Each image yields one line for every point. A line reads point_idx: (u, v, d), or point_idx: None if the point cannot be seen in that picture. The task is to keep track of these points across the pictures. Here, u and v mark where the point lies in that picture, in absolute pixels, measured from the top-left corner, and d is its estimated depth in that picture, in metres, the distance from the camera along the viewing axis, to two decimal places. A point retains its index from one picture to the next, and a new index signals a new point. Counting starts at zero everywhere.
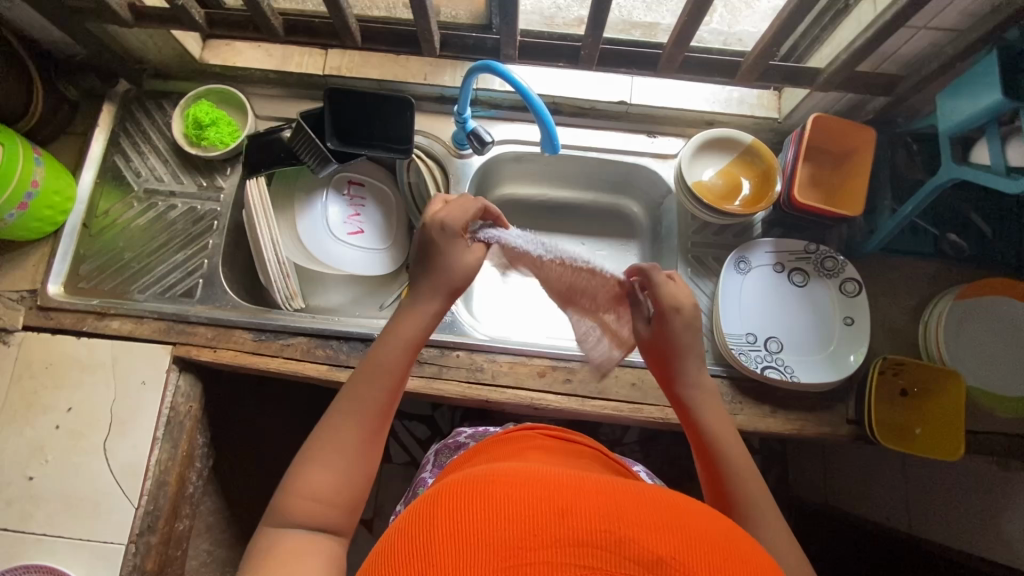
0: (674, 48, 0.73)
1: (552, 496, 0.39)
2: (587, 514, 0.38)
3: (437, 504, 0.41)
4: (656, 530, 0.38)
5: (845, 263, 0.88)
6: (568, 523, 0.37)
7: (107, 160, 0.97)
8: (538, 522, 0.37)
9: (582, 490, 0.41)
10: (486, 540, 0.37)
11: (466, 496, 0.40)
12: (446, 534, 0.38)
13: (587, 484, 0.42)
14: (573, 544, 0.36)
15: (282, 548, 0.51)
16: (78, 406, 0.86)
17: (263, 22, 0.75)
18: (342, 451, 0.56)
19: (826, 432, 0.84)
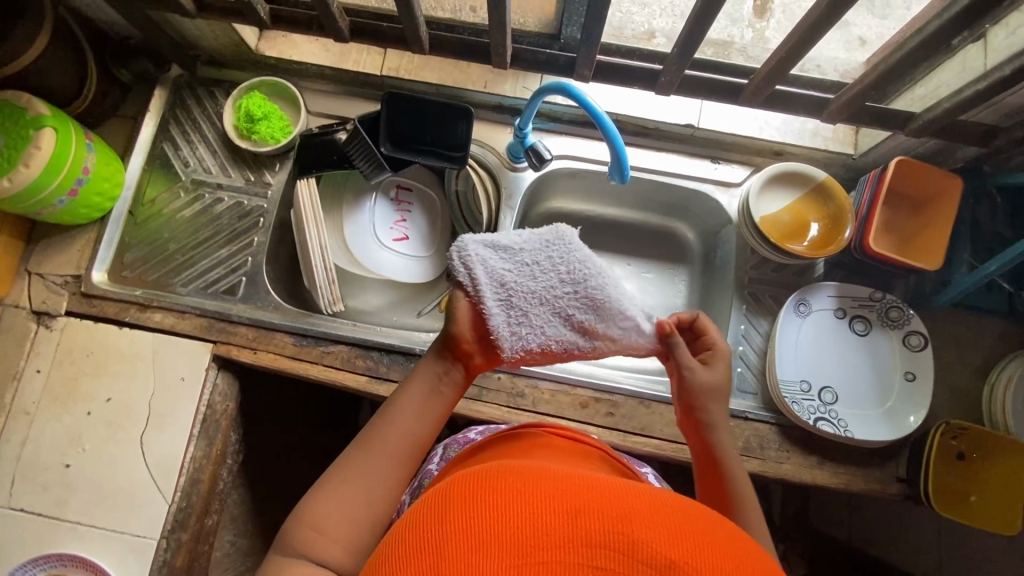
0: (765, 81, 0.69)
1: (564, 496, 0.39)
2: (598, 515, 0.37)
3: (450, 500, 0.40)
4: (672, 536, 0.37)
5: (912, 315, 0.84)
6: (579, 524, 0.36)
7: (156, 147, 0.95)
8: (547, 522, 0.36)
9: (596, 491, 0.40)
10: (495, 537, 0.36)
11: (478, 492, 0.40)
12: (456, 532, 0.37)
13: (602, 485, 0.41)
14: (583, 544, 0.35)
15: None
16: (117, 398, 0.86)
17: (330, 23, 0.71)
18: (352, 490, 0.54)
19: (874, 489, 0.81)
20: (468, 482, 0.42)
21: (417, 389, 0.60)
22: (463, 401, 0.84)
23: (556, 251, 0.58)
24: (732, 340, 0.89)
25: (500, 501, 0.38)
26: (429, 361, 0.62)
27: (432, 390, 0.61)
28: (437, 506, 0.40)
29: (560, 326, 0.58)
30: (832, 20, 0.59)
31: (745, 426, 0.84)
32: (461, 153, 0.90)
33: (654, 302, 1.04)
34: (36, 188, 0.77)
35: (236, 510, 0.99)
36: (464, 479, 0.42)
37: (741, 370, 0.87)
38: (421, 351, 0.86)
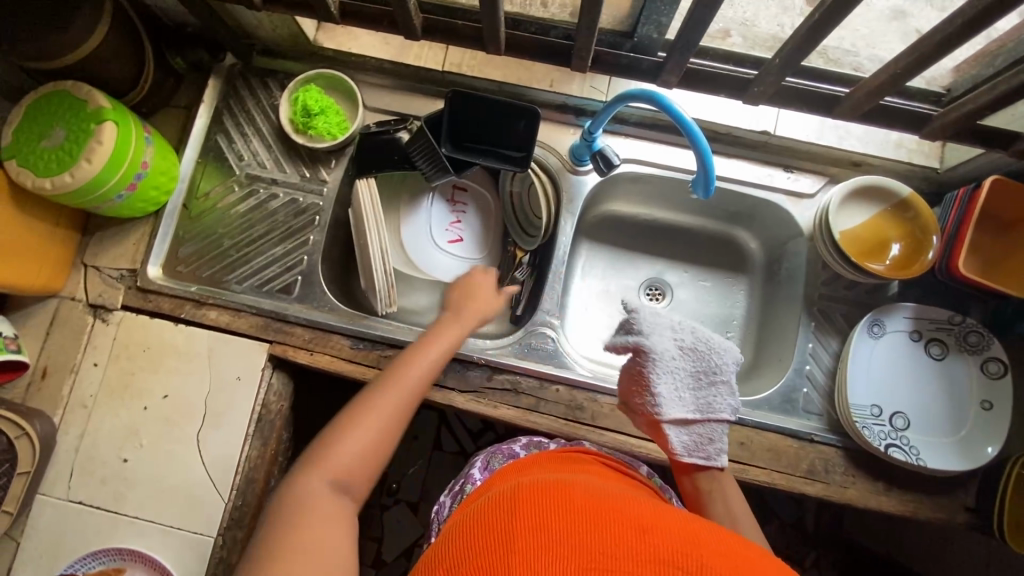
0: (870, 94, 0.65)
1: (629, 518, 0.45)
2: (661, 533, 0.44)
3: (525, 504, 0.47)
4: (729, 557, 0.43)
5: (992, 341, 0.81)
6: (647, 540, 0.43)
7: (210, 139, 0.93)
8: (615, 532, 0.43)
9: (655, 516, 0.47)
10: (568, 535, 0.42)
11: (555, 501, 0.47)
12: (532, 527, 0.44)
13: (660, 511, 0.48)
14: (652, 559, 0.41)
15: (310, 507, 0.52)
16: (173, 395, 0.85)
17: (405, 20, 0.68)
18: (367, 428, 0.59)
19: (941, 518, 0.79)
20: (538, 489, 0.49)
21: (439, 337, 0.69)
22: (521, 411, 0.83)
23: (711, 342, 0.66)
24: (799, 358, 0.86)
25: (568, 512, 0.45)
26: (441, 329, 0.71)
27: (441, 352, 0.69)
28: (511, 506, 0.47)
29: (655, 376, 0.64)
30: (957, 36, 0.55)
31: (809, 448, 0.82)
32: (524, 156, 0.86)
33: (711, 311, 1.01)
34: (95, 183, 0.76)
35: None
36: (531, 488, 0.50)
37: (807, 391, 0.85)
38: (479, 359, 0.84)
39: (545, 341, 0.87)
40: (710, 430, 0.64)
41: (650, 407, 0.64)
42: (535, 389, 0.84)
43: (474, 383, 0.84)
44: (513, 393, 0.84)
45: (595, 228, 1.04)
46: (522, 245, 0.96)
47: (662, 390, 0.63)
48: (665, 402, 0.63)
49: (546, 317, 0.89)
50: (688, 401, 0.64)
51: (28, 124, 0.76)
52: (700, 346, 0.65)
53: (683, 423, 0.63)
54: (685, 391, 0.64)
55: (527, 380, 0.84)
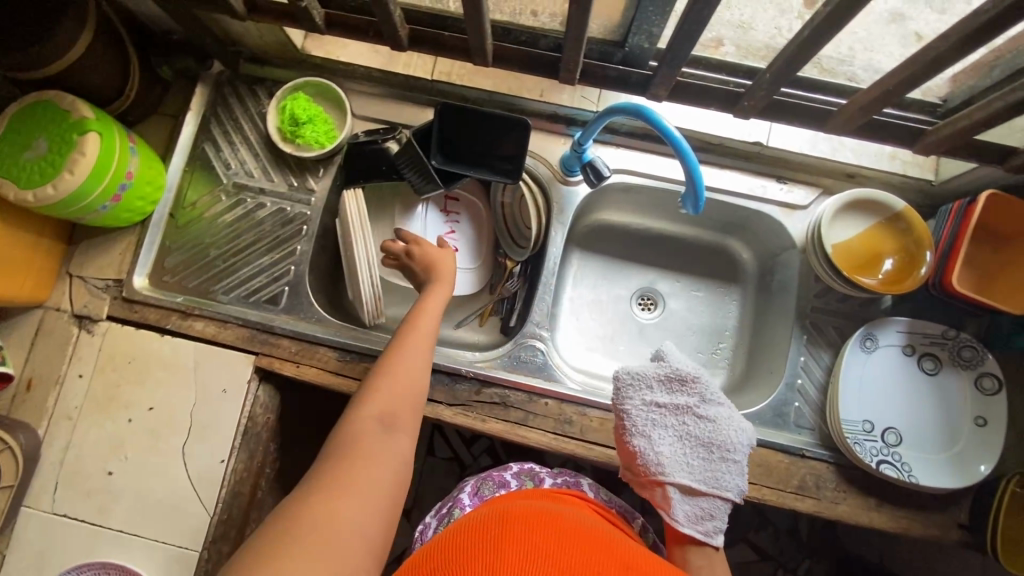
0: (863, 109, 0.63)
1: (604, 564, 0.49)
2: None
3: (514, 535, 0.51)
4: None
5: (987, 356, 0.80)
6: None
7: (197, 148, 0.92)
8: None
9: (627, 563, 0.51)
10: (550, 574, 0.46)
11: (542, 537, 0.51)
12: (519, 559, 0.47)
13: (630, 557, 0.53)
14: None
15: (349, 437, 0.61)
16: (159, 407, 0.85)
17: (390, 31, 0.67)
18: (394, 387, 0.68)
19: (934, 535, 0.78)
20: (523, 520, 0.53)
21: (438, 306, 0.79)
22: (509, 425, 0.82)
23: (727, 417, 0.68)
24: (791, 372, 0.85)
25: (550, 552, 0.49)
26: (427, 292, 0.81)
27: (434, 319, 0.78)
28: (500, 534, 0.51)
29: (665, 442, 0.66)
30: (951, 53, 0.54)
31: (801, 464, 0.81)
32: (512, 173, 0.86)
33: (703, 323, 1.00)
34: (79, 195, 0.75)
35: None
36: (518, 518, 0.53)
37: (799, 405, 0.84)
38: (467, 372, 0.83)
39: (534, 353, 0.86)
40: (711, 505, 0.64)
41: (658, 467, 0.65)
42: (524, 403, 0.83)
43: (462, 396, 0.83)
44: (501, 407, 0.83)
45: (587, 237, 1.03)
46: (513, 256, 0.95)
47: (668, 454, 0.65)
48: (671, 468, 0.64)
49: (536, 328, 0.88)
50: (696, 475, 0.64)
51: (10, 134, 0.75)
52: (717, 422, 0.67)
53: (685, 492, 0.64)
54: (695, 464, 0.65)
55: (515, 394, 0.83)
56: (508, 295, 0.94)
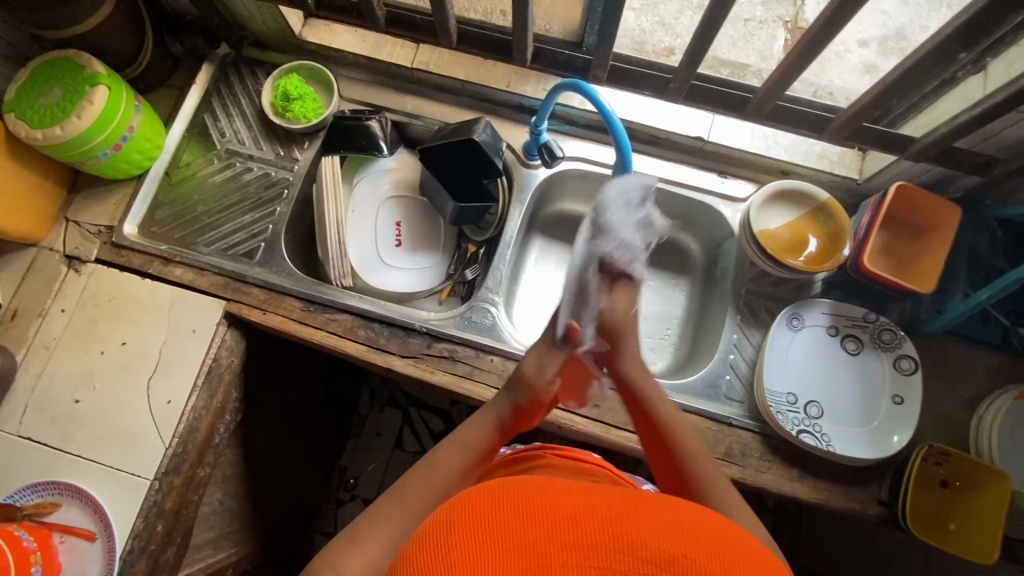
0: (768, 93, 0.74)
1: (559, 507, 0.42)
2: (596, 518, 0.40)
3: (459, 516, 0.43)
4: (665, 533, 0.40)
5: (904, 339, 0.85)
6: (583, 525, 0.40)
7: (197, 117, 1.02)
8: (546, 530, 0.40)
9: (591, 499, 0.43)
10: (500, 550, 0.39)
11: (492, 505, 0.43)
12: (465, 543, 0.40)
13: (596, 493, 0.44)
14: (585, 548, 0.38)
15: None
16: (131, 342, 0.90)
17: (368, 11, 0.79)
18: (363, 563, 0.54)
19: (854, 508, 0.80)
20: (474, 496, 0.45)
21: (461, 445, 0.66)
22: (455, 378, 0.87)
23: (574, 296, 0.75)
24: (724, 347, 0.90)
25: (501, 516, 0.41)
26: (494, 412, 0.71)
27: (474, 449, 0.67)
28: (450, 523, 0.43)
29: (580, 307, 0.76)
30: (828, 35, 0.63)
31: (728, 432, 0.85)
32: (466, 139, 0.90)
33: (652, 309, 1.06)
34: (83, 139, 0.84)
35: (229, 469, 1.02)
36: (468, 500, 0.45)
37: (730, 378, 0.89)
38: (420, 327, 0.89)
39: (485, 315, 0.92)
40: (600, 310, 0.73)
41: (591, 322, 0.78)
42: (471, 358, 0.89)
43: (414, 349, 0.89)
44: (450, 361, 0.88)
45: (551, 223, 1.09)
46: (474, 240, 1.03)
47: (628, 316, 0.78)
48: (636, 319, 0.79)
49: (489, 294, 0.95)
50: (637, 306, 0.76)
51: (30, 83, 0.85)
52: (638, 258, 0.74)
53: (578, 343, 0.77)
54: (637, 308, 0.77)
55: (464, 350, 0.89)
56: (467, 278, 1.01)
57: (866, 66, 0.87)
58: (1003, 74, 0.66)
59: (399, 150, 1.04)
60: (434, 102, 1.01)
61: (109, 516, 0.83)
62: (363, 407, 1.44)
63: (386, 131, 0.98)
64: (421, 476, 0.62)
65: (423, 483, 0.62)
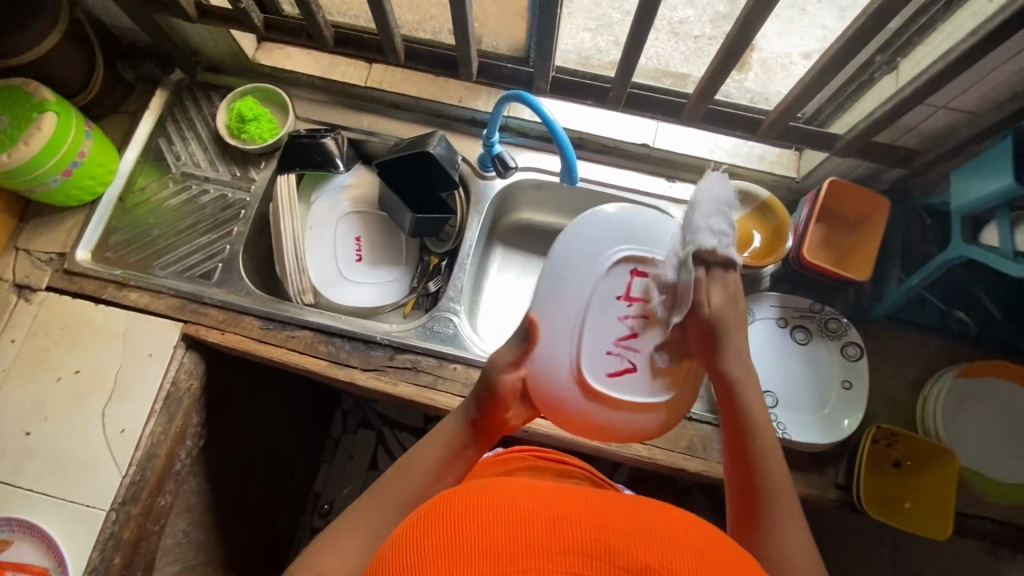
0: (700, 99, 0.80)
1: (538, 509, 0.38)
2: (575, 523, 0.37)
3: (432, 517, 0.39)
4: (647, 542, 0.37)
5: (849, 326, 0.89)
6: (560, 529, 0.37)
7: (151, 141, 1.02)
8: (524, 533, 0.36)
9: (570, 502, 0.40)
10: (475, 552, 0.35)
11: (466, 507, 0.39)
12: (438, 544, 0.36)
13: (578, 496, 0.41)
14: (561, 552, 0.35)
15: None
16: (85, 370, 0.88)
17: (316, 32, 0.83)
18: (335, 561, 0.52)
19: (814, 494, 0.82)
20: (452, 495, 0.42)
21: (437, 442, 0.63)
22: (418, 389, 0.87)
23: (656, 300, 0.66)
24: None
25: (478, 516, 0.38)
26: (463, 409, 0.67)
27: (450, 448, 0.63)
28: (423, 523, 0.39)
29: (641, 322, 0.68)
30: (745, 38, 0.68)
31: (689, 426, 0.86)
32: (421, 151, 0.92)
33: None
34: (31, 165, 0.83)
35: (193, 498, 0.99)
36: (443, 499, 0.41)
37: None
38: (382, 340, 0.90)
39: (447, 325, 0.93)
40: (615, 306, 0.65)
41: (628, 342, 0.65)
42: (434, 368, 0.89)
43: (376, 361, 0.89)
44: (413, 372, 0.88)
45: (510, 234, 1.11)
46: (435, 251, 1.04)
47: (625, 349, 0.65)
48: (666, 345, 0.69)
49: (451, 304, 0.96)
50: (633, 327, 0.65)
51: None
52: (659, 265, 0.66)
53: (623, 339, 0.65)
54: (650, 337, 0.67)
55: (427, 359, 0.89)
56: (430, 290, 1.01)
57: (796, 72, 0.93)
58: (910, 71, 0.72)
59: (356, 166, 1.06)
60: (389, 119, 1.03)
61: (63, 551, 0.80)
62: (335, 429, 1.40)
63: (342, 149, 1.00)
64: (398, 475, 0.60)
65: (399, 482, 0.59)
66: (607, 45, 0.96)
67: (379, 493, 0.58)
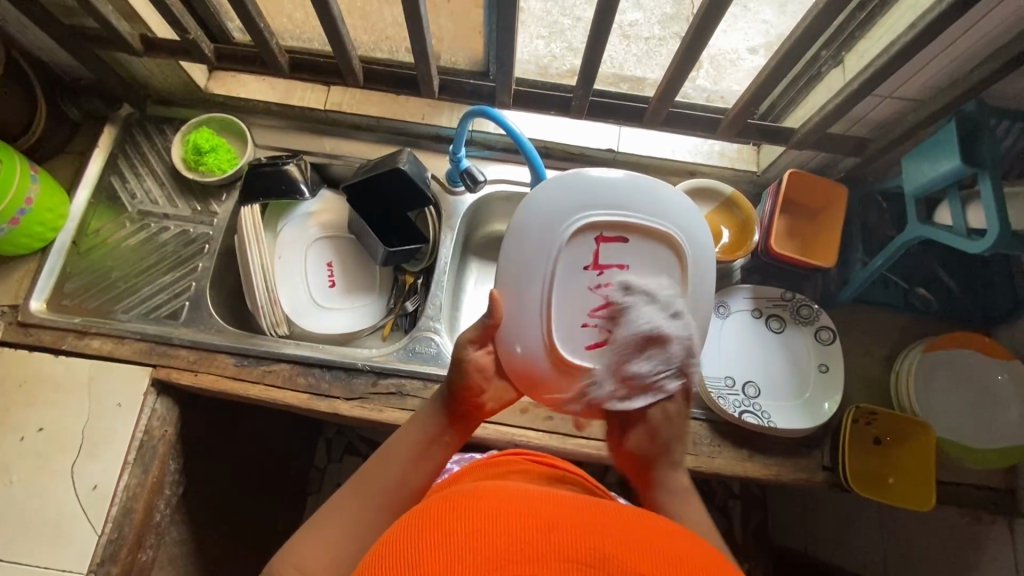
0: (660, 102, 0.81)
1: (533, 515, 0.37)
2: (569, 529, 0.36)
3: (425, 521, 0.38)
4: (637, 550, 0.35)
5: (820, 312, 0.91)
6: (555, 536, 0.36)
7: (102, 181, 0.98)
8: (518, 539, 0.35)
9: (564, 508, 0.39)
10: (470, 558, 0.34)
11: (461, 510, 0.38)
12: (431, 551, 0.35)
13: (572, 502, 0.40)
14: (555, 560, 0.34)
15: None
16: (49, 427, 0.83)
17: (271, 58, 0.82)
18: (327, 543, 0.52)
19: (803, 478, 0.84)
20: (447, 500, 0.40)
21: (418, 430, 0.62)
22: (405, 413, 0.86)
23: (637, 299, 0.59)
24: None
25: (472, 523, 0.36)
26: (439, 393, 0.65)
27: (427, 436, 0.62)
28: (417, 526, 0.38)
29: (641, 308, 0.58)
30: (698, 43, 0.70)
31: None
32: (392, 169, 0.91)
33: None
34: None
35: (176, 548, 0.95)
36: (438, 504, 0.40)
37: None
38: (363, 366, 0.88)
39: (428, 344, 0.92)
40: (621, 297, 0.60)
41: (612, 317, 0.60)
42: (420, 390, 0.87)
43: (359, 389, 0.87)
44: (398, 396, 0.87)
45: (484, 247, 1.10)
46: (410, 270, 1.02)
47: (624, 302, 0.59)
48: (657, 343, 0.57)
49: (431, 323, 0.94)
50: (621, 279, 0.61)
51: None
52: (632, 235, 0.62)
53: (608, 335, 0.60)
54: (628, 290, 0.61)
55: (412, 382, 0.88)
56: (408, 310, 1.00)
57: (747, 68, 0.96)
58: (856, 64, 0.75)
59: (322, 191, 1.04)
60: (352, 140, 1.02)
61: None
62: (319, 459, 1.35)
63: (306, 174, 0.98)
64: (381, 461, 0.59)
65: (382, 469, 0.58)
66: (563, 53, 0.97)
67: (364, 477, 0.58)
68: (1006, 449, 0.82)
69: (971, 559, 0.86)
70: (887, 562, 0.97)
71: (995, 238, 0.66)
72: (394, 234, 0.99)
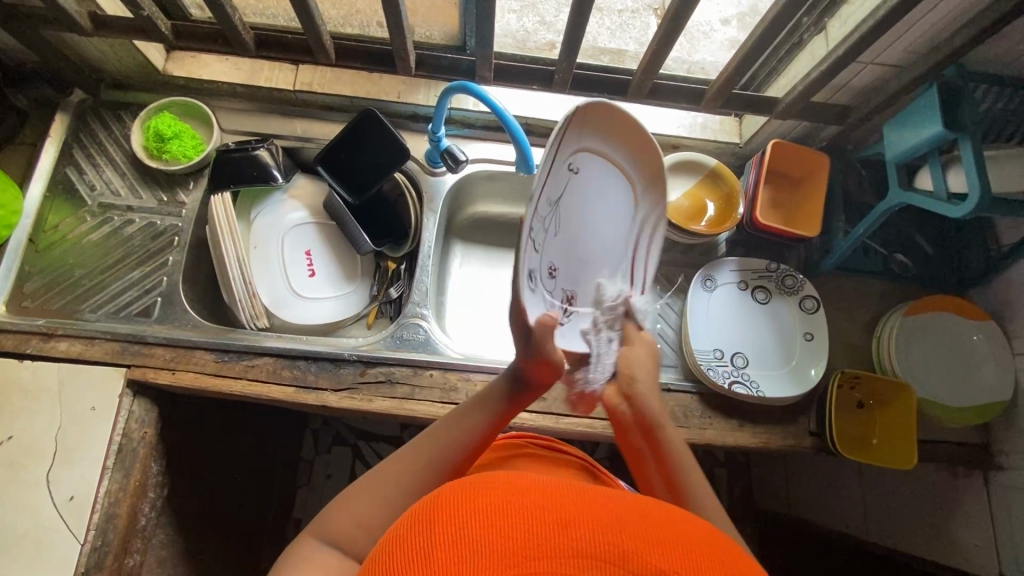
0: (644, 75, 0.80)
1: (551, 506, 0.35)
2: (591, 522, 0.34)
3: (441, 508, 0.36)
4: (655, 542, 0.34)
5: (804, 281, 0.92)
6: (574, 531, 0.33)
7: (58, 173, 0.92)
8: (537, 531, 0.33)
9: (584, 499, 0.37)
10: (487, 549, 0.32)
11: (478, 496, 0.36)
12: (446, 542, 0.33)
13: (591, 492, 0.38)
14: (576, 556, 0.32)
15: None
16: (20, 435, 0.79)
17: (235, 36, 0.77)
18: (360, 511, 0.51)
19: (791, 444, 0.85)
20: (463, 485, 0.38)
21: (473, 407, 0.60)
22: (396, 401, 0.83)
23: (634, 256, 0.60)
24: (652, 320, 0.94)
25: (489, 512, 0.34)
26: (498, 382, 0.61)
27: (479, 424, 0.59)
28: (432, 509, 0.36)
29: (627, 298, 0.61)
30: (682, 13, 0.68)
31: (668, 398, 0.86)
32: (367, 112, 0.91)
33: None
34: None
35: (164, 551, 0.92)
36: (451, 491, 0.37)
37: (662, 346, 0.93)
38: (349, 356, 0.85)
39: (416, 331, 0.90)
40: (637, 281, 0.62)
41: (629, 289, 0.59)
42: (410, 377, 0.85)
43: (347, 379, 0.85)
44: (388, 384, 0.84)
45: (468, 228, 1.08)
46: (392, 255, 1.00)
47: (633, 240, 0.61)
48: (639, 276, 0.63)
49: (417, 309, 0.92)
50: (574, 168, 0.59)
51: None
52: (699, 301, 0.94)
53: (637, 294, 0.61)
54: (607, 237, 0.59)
55: (400, 369, 0.85)
56: (392, 296, 0.97)
57: (722, 40, 0.94)
58: (839, 30, 0.74)
59: (296, 177, 1.00)
60: (325, 122, 0.98)
61: None
62: (307, 452, 1.33)
63: (277, 158, 0.94)
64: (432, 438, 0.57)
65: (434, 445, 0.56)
66: (538, 26, 0.94)
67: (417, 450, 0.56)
68: (982, 407, 0.85)
69: (946, 511, 0.90)
70: (867, 517, 1.01)
71: (978, 201, 0.66)
72: (372, 219, 1.00)
